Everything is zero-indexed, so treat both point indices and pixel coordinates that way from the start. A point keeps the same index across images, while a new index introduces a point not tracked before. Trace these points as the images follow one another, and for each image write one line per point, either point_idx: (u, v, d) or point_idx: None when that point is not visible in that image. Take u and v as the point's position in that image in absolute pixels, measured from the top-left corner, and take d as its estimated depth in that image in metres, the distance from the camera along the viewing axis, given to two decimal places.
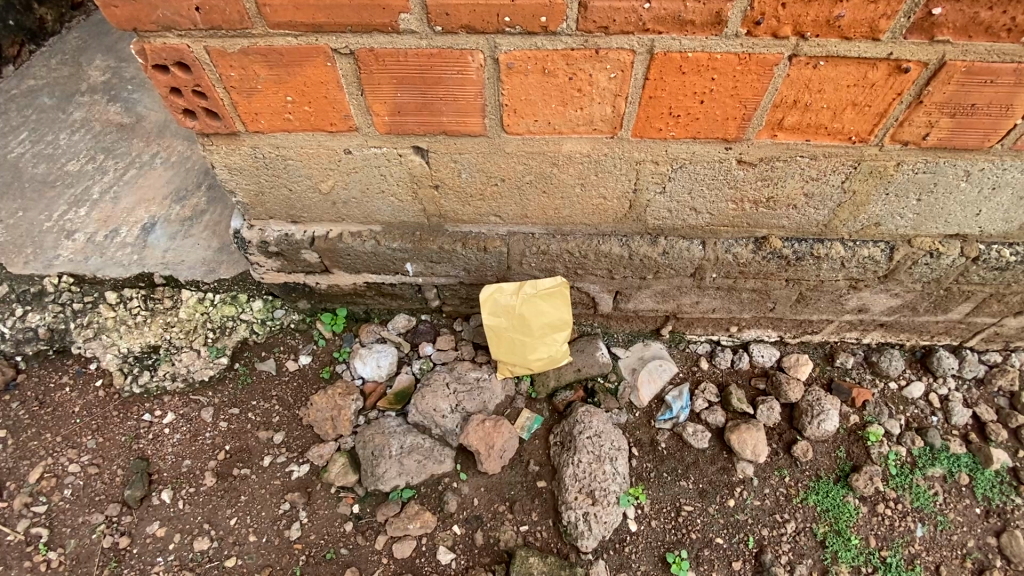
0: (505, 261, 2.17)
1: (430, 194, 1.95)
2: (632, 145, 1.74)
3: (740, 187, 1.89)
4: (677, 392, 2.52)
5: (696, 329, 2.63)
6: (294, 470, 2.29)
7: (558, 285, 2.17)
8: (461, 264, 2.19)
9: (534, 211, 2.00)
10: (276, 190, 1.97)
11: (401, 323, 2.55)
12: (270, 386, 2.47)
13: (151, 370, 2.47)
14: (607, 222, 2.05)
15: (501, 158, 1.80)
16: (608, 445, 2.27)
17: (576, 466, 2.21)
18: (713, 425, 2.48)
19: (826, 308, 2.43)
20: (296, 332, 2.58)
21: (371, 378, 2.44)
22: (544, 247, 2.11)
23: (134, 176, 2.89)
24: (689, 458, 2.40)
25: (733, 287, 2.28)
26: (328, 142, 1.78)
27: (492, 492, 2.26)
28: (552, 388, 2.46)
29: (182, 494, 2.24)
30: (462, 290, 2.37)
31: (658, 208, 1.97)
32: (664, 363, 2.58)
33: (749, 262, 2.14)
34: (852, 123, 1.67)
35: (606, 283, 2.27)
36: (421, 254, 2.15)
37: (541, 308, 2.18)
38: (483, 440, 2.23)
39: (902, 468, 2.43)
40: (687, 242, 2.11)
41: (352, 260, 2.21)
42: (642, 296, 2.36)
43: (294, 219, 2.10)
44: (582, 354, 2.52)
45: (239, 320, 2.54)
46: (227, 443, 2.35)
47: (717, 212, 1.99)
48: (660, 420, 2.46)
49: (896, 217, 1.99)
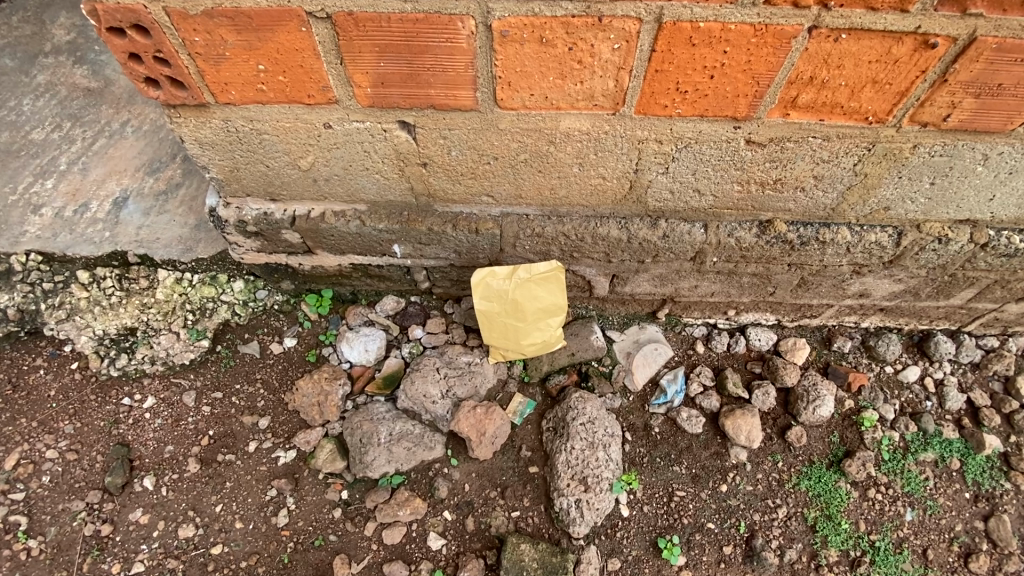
0: (497, 243, 2.05)
1: (418, 172, 1.83)
2: (634, 123, 1.62)
3: (748, 168, 1.78)
4: (672, 375, 2.48)
5: (694, 312, 2.56)
6: (280, 456, 2.23)
7: (554, 269, 2.08)
8: (451, 246, 2.08)
9: (529, 191, 1.89)
10: (252, 166, 1.83)
11: (390, 305, 2.45)
12: (254, 369, 2.40)
13: (128, 353, 2.37)
14: (605, 203, 1.94)
15: (494, 135, 1.67)
16: (601, 431, 2.22)
17: (568, 453, 2.16)
18: (708, 410, 2.45)
19: (827, 292, 2.36)
20: (280, 313, 2.48)
21: (358, 362, 2.36)
22: (539, 229, 2.00)
23: (104, 147, 2.72)
24: (683, 443, 2.38)
25: (733, 271, 2.20)
26: (305, 115, 1.64)
27: (483, 478, 2.22)
28: (546, 372, 2.40)
29: (165, 480, 2.18)
30: (452, 272, 2.26)
31: (660, 189, 1.86)
32: (659, 346, 2.53)
33: (752, 247, 2.05)
34: (870, 102, 1.56)
35: (603, 266, 2.18)
36: (409, 235, 2.03)
37: (535, 292, 2.09)
38: (474, 426, 2.19)
39: (895, 453, 2.42)
40: (688, 224, 2.01)
41: (336, 241, 2.09)
42: (639, 279, 2.27)
43: (273, 196, 1.97)
44: (576, 337, 2.45)
45: (219, 301, 2.42)
46: (211, 428, 2.29)
47: (721, 194, 1.89)
48: (654, 405, 2.43)
49: (907, 201, 1.91)
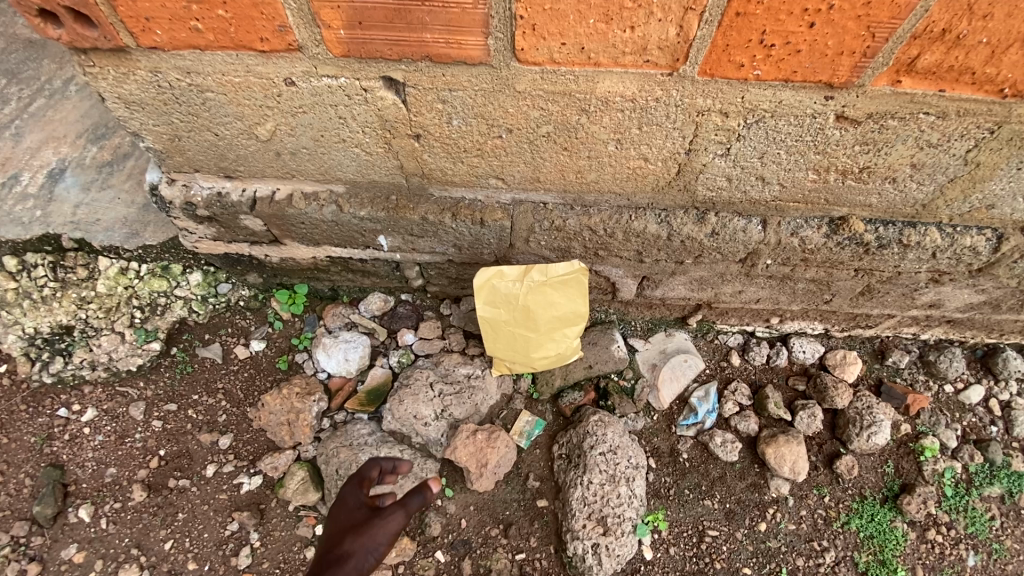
0: (507, 237, 1.67)
1: (408, 146, 1.42)
2: (696, 88, 1.23)
3: (831, 152, 1.40)
4: (704, 393, 2.13)
5: (730, 318, 2.20)
6: (244, 483, 1.89)
7: (576, 271, 1.69)
8: (450, 239, 1.70)
9: (550, 174, 1.49)
10: (197, 133, 1.43)
11: (376, 305, 2.07)
12: (215, 377, 2.03)
13: (64, 356, 1.99)
14: (643, 191, 1.54)
15: (509, 100, 1.27)
16: (625, 463, 1.86)
17: (584, 489, 1.81)
18: (745, 434, 2.10)
19: (893, 302, 1.99)
20: (247, 311, 2.10)
21: (337, 373, 1.99)
22: (559, 221, 1.61)
23: (42, 108, 2.29)
24: (715, 472, 2.05)
25: (788, 276, 1.83)
26: (260, 67, 1.24)
27: (482, 512, 1.89)
28: (558, 388, 2.04)
29: (105, 510, 1.85)
30: (450, 270, 1.88)
31: (714, 175, 1.48)
32: (689, 358, 2.17)
33: (818, 249, 1.68)
34: (1013, 67, 1.17)
35: (632, 267, 1.81)
36: (398, 225, 1.64)
37: (549, 296, 1.72)
38: (474, 455, 1.84)
39: (957, 488, 2.10)
40: (744, 220, 1.63)
41: (308, 230, 1.69)
42: (674, 283, 1.89)
43: (227, 172, 1.56)
44: (594, 347, 2.08)
45: (172, 296, 2.02)
46: (162, 448, 1.94)
47: (791, 183, 1.50)
48: (683, 427, 2.09)
49: (1018, 199, 1.53)
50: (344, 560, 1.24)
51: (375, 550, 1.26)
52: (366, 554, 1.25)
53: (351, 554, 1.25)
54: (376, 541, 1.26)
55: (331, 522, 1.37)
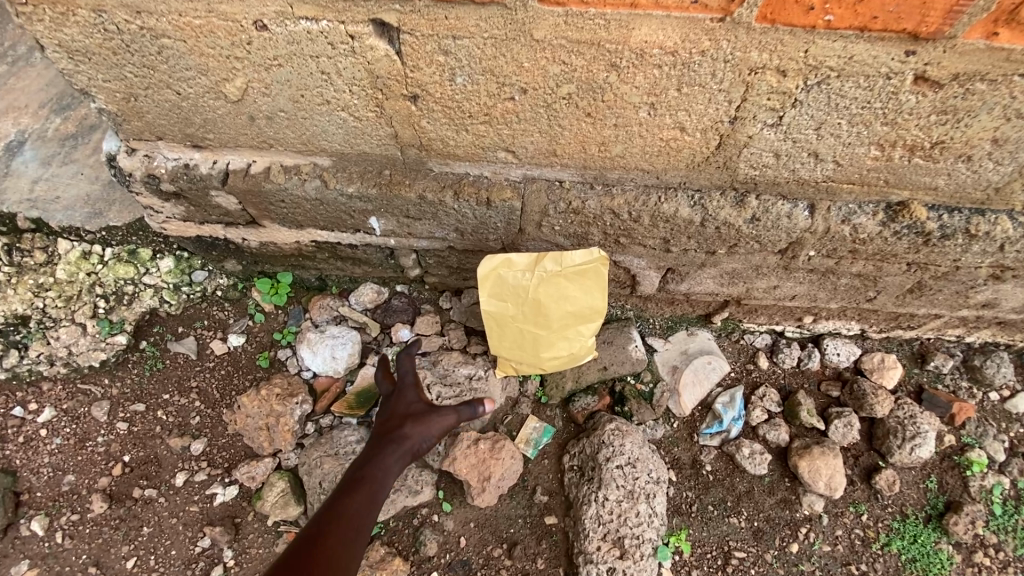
0: (516, 221, 1.46)
1: (403, 110, 1.21)
2: (751, 38, 1.02)
3: (901, 123, 1.19)
4: (729, 399, 1.93)
5: (759, 317, 2.00)
6: (217, 493, 1.69)
7: (595, 259, 1.49)
8: (450, 222, 1.48)
9: (568, 146, 1.28)
10: (155, 91, 1.21)
11: (368, 297, 1.86)
12: (188, 375, 1.83)
13: (19, 349, 1.77)
14: (676, 168, 1.33)
15: (525, 51, 1.06)
16: (645, 477, 1.66)
17: (599, 506, 1.61)
18: (774, 444, 1.90)
19: (943, 301, 1.79)
20: (225, 302, 1.89)
21: (323, 373, 1.78)
22: (577, 202, 1.40)
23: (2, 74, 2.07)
24: (742, 487, 1.85)
25: (832, 270, 1.63)
26: (224, 6, 1.02)
27: (483, 530, 1.69)
28: (569, 392, 1.84)
29: (61, 523, 1.65)
30: (451, 258, 1.67)
31: (759, 149, 1.27)
32: (714, 359, 1.96)
33: (871, 238, 1.46)
34: None
35: (656, 257, 1.60)
36: (392, 205, 1.43)
37: (563, 289, 1.52)
38: (475, 468, 1.66)
39: (1008, 506, 1.89)
40: (789, 204, 1.42)
41: (289, 210, 1.48)
42: (702, 276, 1.68)
43: (194, 141, 1.35)
44: (609, 347, 1.88)
45: (140, 284, 1.81)
46: (127, 453, 1.74)
47: (847, 160, 1.29)
48: (706, 436, 1.89)
49: None
50: (404, 442, 1.32)
51: (429, 439, 1.35)
52: (423, 439, 1.34)
53: (409, 439, 1.32)
54: (431, 431, 1.34)
55: (386, 404, 1.41)
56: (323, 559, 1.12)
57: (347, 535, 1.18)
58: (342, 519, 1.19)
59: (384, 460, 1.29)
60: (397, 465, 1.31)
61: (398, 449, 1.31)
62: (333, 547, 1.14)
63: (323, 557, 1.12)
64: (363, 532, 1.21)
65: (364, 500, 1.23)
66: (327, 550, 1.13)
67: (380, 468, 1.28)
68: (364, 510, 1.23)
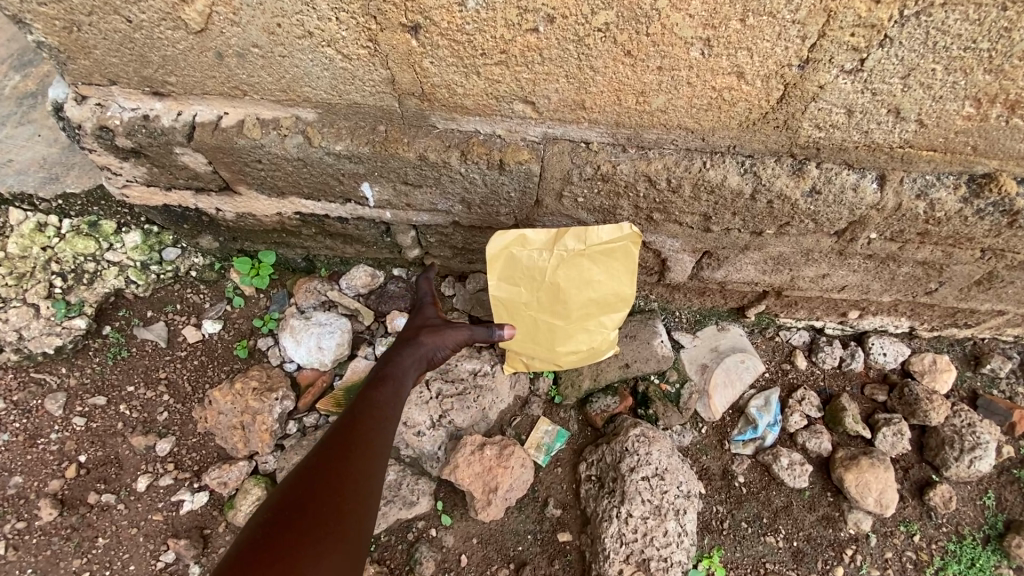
0: (533, 190, 1.24)
1: (401, 45, 1.00)
2: None
3: (1010, 69, 0.97)
4: (764, 402, 1.72)
5: (798, 311, 1.78)
6: (185, 500, 1.48)
7: (625, 237, 1.27)
8: (456, 191, 1.27)
9: (599, 96, 1.06)
10: (101, 17, 1.00)
11: (360, 280, 1.63)
12: (156, 365, 1.61)
13: None
14: (725, 128, 1.12)
15: None
16: (674, 491, 1.45)
17: (622, 524, 1.40)
18: (815, 454, 1.69)
19: (1013, 295, 1.57)
20: (200, 284, 1.68)
21: (308, 365, 1.56)
22: (606, 168, 1.18)
23: None
24: (778, 501, 1.64)
25: (893, 256, 1.41)
26: None
27: (487, 547, 1.49)
28: (586, 391, 1.63)
29: (5, 531, 1.45)
30: (456, 237, 1.46)
31: (829, 104, 1.05)
32: (748, 358, 1.75)
33: (948, 217, 1.24)
34: None
35: (693, 237, 1.39)
36: (388, 169, 1.22)
37: (586, 271, 1.31)
38: (480, 476, 1.45)
39: None
40: (856, 174, 1.20)
41: (267, 173, 1.27)
42: (742, 261, 1.47)
43: (153, 86, 1.13)
44: (632, 342, 1.67)
45: (102, 261, 1.59)
46: (83, 453, 1.53)
47: (933, 119, 1.07)
48: (738, 443, 1.68)
49: None
50: (417, 348, 1.27)
51: (443, 350, 1.29)
52: (437, 347, 1.29)
53: (424, 347, 1.27)
54: (446, 342, 1.29)
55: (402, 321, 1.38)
56: (351, 453, 1.07)
57: (372, 431, 1.13)
58: (363, 419, 1.14)
59: (398, 363, 1.24)
60: (412, 372, 1.25)
61: (411, 356, 1.26)
62: (359, 444, 1.09)
63: (350, 451, 1.07)
64: (387, 431, 1.16)
65: (382, 402, 1.18)
66: (353, 446, 1.08)
67: (394, 371, 1.23)
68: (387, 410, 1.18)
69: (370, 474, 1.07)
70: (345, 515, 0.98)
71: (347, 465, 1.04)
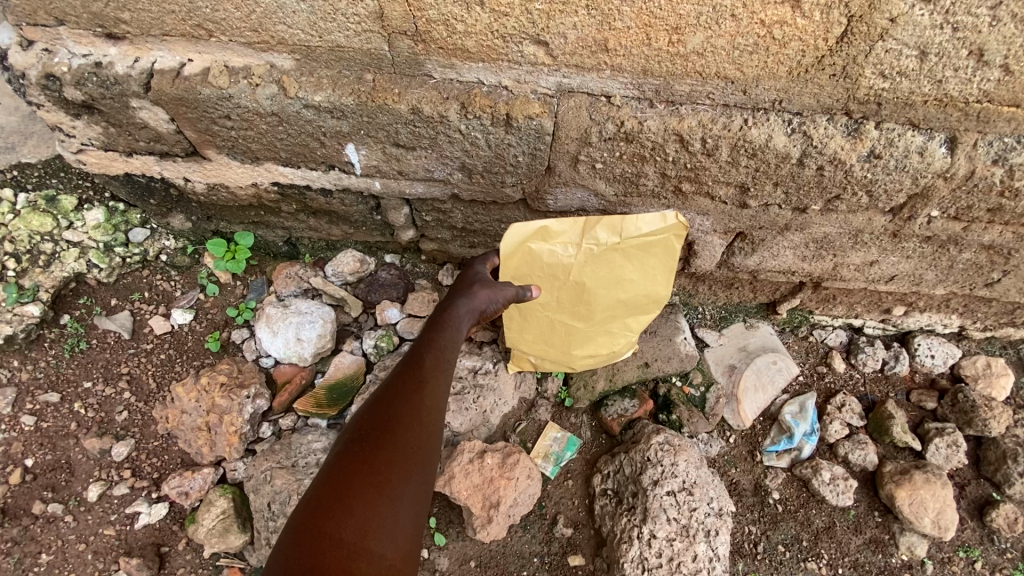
0: (543, 152, 1.07)
1: None
2: None
3: None
4: (798, 408, 1.52)
5: (836, 307, 1.59)
6: (141, 513, 1.30)
7: (668, 229, 1.07)
8: (455, 155, 1.10)
9: (622, 31, 0.90)
10: None
11: (347, 266, 1.45)
12: (119, 358, 1.43)
13: None
14: (770, 77, 0.95)
15: None
16: (704, 509, 1.24)
17: (644, 547, 1.20)
18: (859, 468, 1.49)
19: None
20: (172, 271, 1.51)
21: (285, 360, 1.38)
22: (628, 124, 1.01)
23: None
24: (819, 522, 1.43)
25: (955, 238, 1.22)
26: None
27: (487, 570, 1.29)
28: (600, 394, 1.45)
29: None
30: (454, 215, 1.28)
31: (896, 42, 0.88)
32: (779, 359, 1.56)
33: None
34: None
35: (726, 215, 1.21)
36: (376, 125, 1.05)
37: (619, 269, 1.12)
38: (479, 489, 1.26)
39: None
40: (923, 135, 1.01)
41: (239, 132, 1.11)
42: (779, 244, 1.29)
43: (104, 25, 0.98)
44: (652, 339, 1.49)
45: (61, 240, 1.41)
46: (29, 456, 1.34)
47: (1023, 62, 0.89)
48: (772, 454, 1.49)
49: None
50: (470, 300, 1.02)
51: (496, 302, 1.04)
52: (491, 300, 1.03)
53: (477, 298, 1.03)
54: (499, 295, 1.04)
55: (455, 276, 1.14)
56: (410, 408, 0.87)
57: (436, 376, 0.93)
58: (422, 365, 0.93)
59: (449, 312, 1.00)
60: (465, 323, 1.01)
61: (465, 307, 1.01)
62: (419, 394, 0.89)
63: (414, 396, 0.89)
64: (448, 379, 0.95)
65: (439, 352, 0.96)
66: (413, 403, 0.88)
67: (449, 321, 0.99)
68: (447, 356, 0.96)
69: (432, 425, 0.89)
70: (412, 466, 0.83)
71: (412, 414, 0.87)
